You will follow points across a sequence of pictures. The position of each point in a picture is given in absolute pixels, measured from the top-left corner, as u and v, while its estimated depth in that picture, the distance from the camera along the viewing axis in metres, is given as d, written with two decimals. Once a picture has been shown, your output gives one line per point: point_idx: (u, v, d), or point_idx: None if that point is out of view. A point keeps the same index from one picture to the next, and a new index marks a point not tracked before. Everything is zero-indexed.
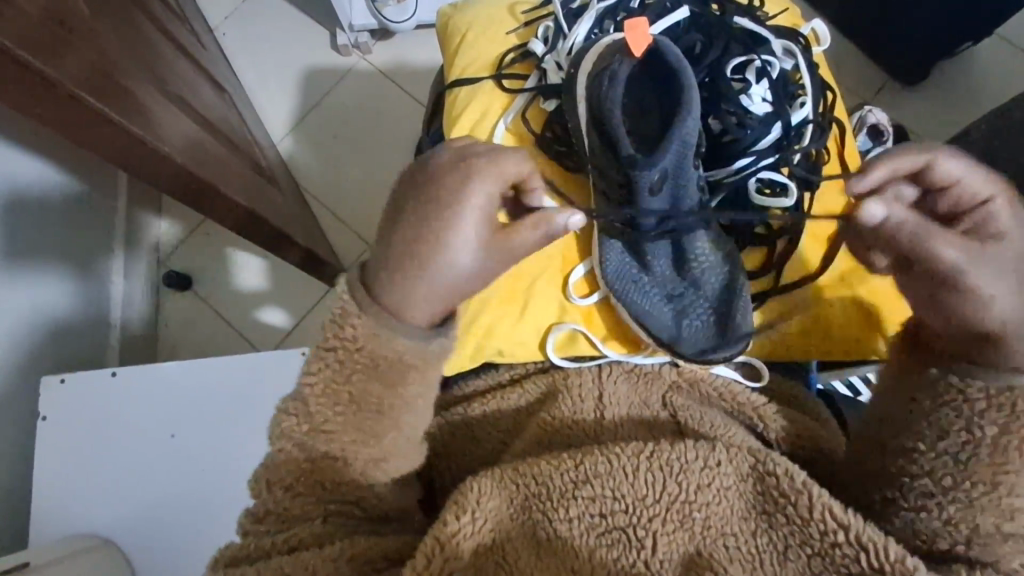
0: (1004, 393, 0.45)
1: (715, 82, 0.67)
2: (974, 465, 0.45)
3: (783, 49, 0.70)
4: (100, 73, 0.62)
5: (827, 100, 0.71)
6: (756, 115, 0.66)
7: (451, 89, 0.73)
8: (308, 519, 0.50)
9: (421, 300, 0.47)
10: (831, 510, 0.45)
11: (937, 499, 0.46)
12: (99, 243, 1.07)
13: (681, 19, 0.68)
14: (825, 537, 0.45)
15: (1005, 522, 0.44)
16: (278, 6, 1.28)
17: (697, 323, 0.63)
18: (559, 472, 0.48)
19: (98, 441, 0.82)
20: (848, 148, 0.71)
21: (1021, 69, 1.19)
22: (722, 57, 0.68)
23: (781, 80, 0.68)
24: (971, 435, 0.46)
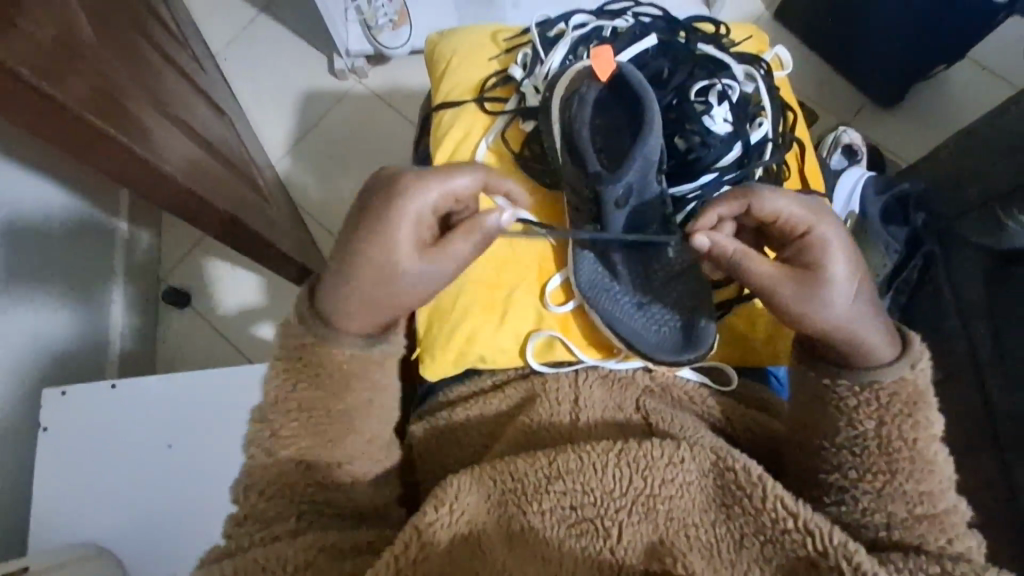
0: (870, 388, 0.55)
1: (681, 103, 0.70)
2: (868, 455, 0.54)
3: (744, 74, 0.74)
4: (107, 99, 0.66)
5: (788, 120, 0.76)
6: (719, 135, 0.70)
7: (436, 113, 0.77)
8: (289, 516, 0.54)
9: (349, 306, 0.55)
10: (782, 499, 0.48)
11: (852, 492, 0.55)
12: (101, 260, 1.11)
13: (650, 46, 0.73)
14: (776, 525, 0.48)
15: (917, 507, 0.52)
16: (277, 33, 1.33)
17: (664, 330, 0.65)
18: (533, 469, 0.51)
19: (96, 451, 0.84)
20: (808, 165, 0.76)
21: (992, 91, 1.24)
22: (688, 80, 0.72)
23: (742, 103, 0.71)
24: (858, 430, 0.55)
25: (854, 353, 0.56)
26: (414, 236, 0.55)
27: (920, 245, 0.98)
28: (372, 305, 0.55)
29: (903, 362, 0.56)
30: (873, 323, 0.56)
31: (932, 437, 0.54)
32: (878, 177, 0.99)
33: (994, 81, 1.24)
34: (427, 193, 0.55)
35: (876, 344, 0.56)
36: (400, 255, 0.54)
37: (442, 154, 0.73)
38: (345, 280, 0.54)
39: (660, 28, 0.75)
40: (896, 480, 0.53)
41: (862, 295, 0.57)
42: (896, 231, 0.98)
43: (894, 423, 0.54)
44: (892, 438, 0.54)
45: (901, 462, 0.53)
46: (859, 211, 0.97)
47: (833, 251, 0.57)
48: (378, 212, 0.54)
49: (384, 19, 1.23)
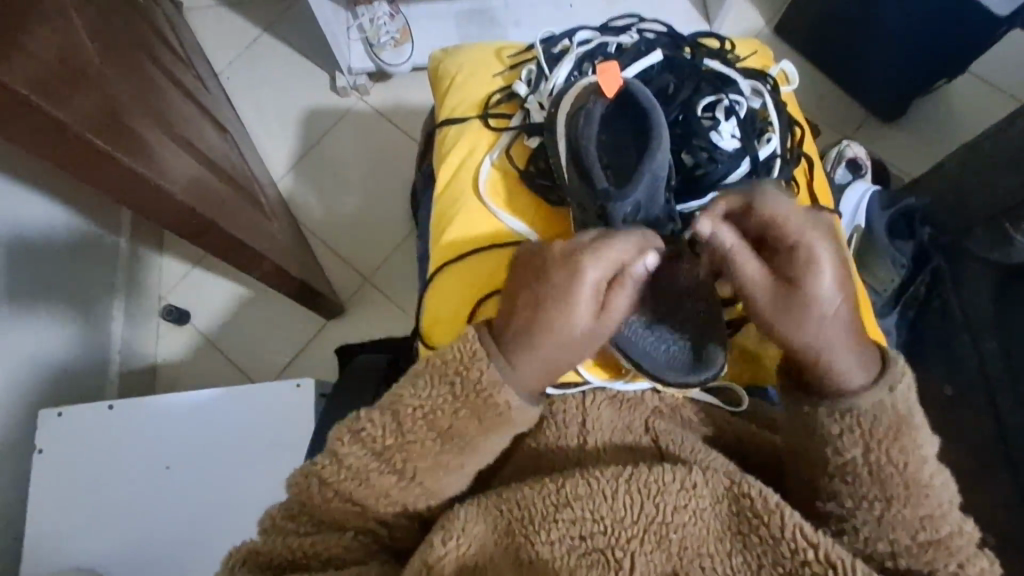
0: (851, 415, 0.54)
1: (688, 119, 0.70)
2: (862, 483, 0.53)
3: (751, 89, 0.73)
4: (111, 118, 0.66)
5: (795, 135, 0.75)
6: (726, 151, 0.69)
7: (441, 129, 0.77)
8: (335, 531, 0.55)
9: (533, 359, 0.56)
10: (801, 528, 0.47)
11: (851, 520, 0.54)
12: (102, 278, 1.10)
13: (655, 62, 0.72)
14: (795, 555, 0.47)
15: (919, 534, 0.51)
16: (280, 51, 1.33)
17: (675, 350, 0.63)
18: (540, 496, 0.50)
19: (93, 474, 0.83)
20: (816, 179, 0.75)
21: (993, 104, 1.24)
22: (694, 96, 0.71)
23: (749, 118, 0.71)
24: (845, 458, 0.54)
25: (822, 376, 0.55)
26: (586, 297, 0.56)
27: (928, 260, 0.97)
28: (547, 361, 0.56)
29: (882, 385, 0.54)
30: (850, 350, 0.55)
31: (921, 459, 0.53)
32: (883, 194, 0.97)
33: (996, 95, 1.24)
34: (589, 268, 0.56)
35: (850, 369, 0.54)
36: (578, 321, 0.56)
37: (448, 171, 0.73)
38: (526, 340, 0.56)
39: (664, 44, 0.75)
40: (895, 508, 0.52)
41: (842, 319, 0.55)
42: (902, 247, 0.96)
43: (881, 448, 0.53)
44: (881, 463, 0.53)
45: (897, 488, 0.52)
46: (866, 226, 0.95)
47: (816, 271, 0.55)
48: (546, 274, 0.57)
49: (386, 37, 1.23)
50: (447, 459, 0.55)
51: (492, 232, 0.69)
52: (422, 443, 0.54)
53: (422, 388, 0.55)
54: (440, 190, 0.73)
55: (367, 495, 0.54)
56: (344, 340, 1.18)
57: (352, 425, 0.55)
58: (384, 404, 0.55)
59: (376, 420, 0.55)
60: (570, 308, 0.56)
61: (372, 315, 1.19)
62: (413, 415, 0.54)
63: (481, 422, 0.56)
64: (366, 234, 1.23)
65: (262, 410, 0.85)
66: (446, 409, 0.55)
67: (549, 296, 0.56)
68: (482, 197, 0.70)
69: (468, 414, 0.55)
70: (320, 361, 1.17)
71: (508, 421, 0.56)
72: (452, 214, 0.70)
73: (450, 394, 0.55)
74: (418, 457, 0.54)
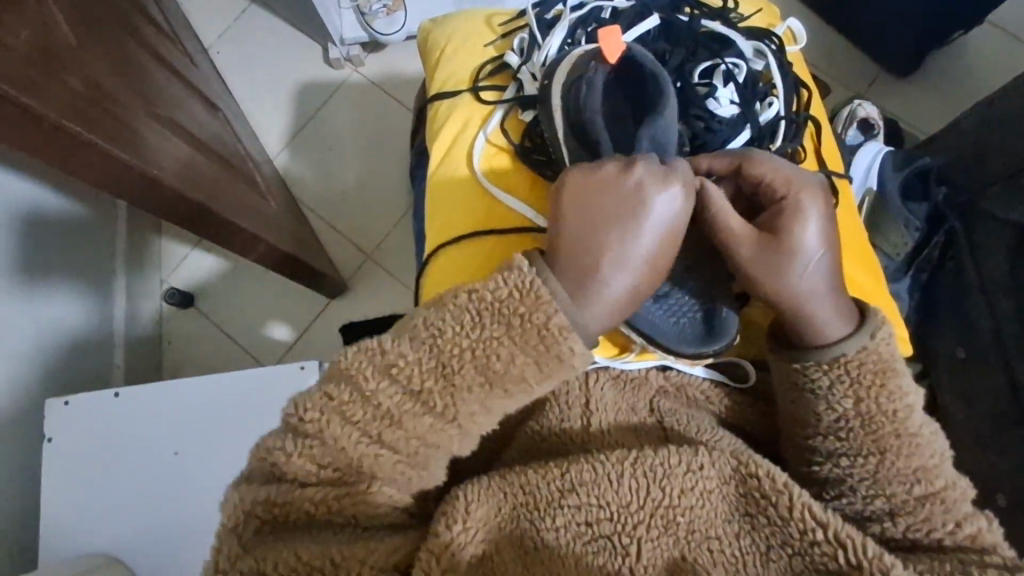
0: (836, 363, 0.53)
1: (684, 86, 0.67)
2: (856, 438, 0.53)
3: (754, 50, 0.70)
4: (90, 104, 0.64)
5: (801, 98, 0.72)
6: (724, 118, 0.66)
7: (433, 104, 0.74)
8: (361, 482, 0.51)
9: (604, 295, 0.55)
10: (810, 508, 0.47)
11: (848, 480, 0.53)
12: (99, 263, 1.09)
13: (651, 27, 0.70)
14: (804, 536, 0.46)
15: (915, 487, 0.51)
16: (270, 23, 1.29)
17: (685, 320, 0.61)
18: (544, 481, 0.49)
19: (99, 461, 0.83)
20: (824, 143, 0.72)
21: (1012, 54, 1.18)
22: (688, 62, 0.68)
23: (750, 82, 0.68)
24: (837, 412, 0.53)
25: (802, 320, 0.55)
26: (660, 223, 0.56)
27: (942, 222, 0.94)
28: (623, 292, 0.55)
29: (863, 332, 0.54)
30: (831, 298, 0.55)
31: (909, 407, 0.53)
32: (896, 153, 0.95)
33: (1016, 44, 1.19)
34: (664, 198, 0.56)
35: (827, 322, 0.54)
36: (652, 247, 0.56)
37: (440, 148, 0.71)
38: (600, 273, 0.55)
39: (662, 6, 0.71)
40: (890, 462, 0.52)
41: (825, 269, 0.56)
42: (916, 208, 0.94)
43: (871, 398, 0.52)
44: (873, 413, 0.52)
45: (889, 440, 0.52)
46: (878, 187, 0.94)
47: (808, 219, 0.56)
48: (607, 204, 0.56)
49: (378, 4, 1.19)
50: (498, 403, 0.54)
51: (484, 211, 0.66)
52: (471, 386, 0.53)
53: (473, 327, 0.53)
54: (433, 171, 0.70)
55: (398, 438, 0.52)
56: (348, 318, 1.17)
57: (381, 357, 0.53)
58: (421, 339, 0.53)
59: (411, 356, 0.52)
60: (641, 234, 0.55)
61: (373, 291, 1.18)
62: (467, 355, 0.53)
63: (540, 368, 0.53)
64: (366, 211, 1.21)
65: (265, 393, 0.85)
66: (501, 353, 0.53)
67: (616, 227, 0.56)
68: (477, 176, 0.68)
69: (528, 360, 0.53)
70: (324, 339, 1.17)
71: (568, 366, 0.54)
72: (449, 190, 0.68)
73: (505, 332, 0.53)
74: (465, 401, 0.53)
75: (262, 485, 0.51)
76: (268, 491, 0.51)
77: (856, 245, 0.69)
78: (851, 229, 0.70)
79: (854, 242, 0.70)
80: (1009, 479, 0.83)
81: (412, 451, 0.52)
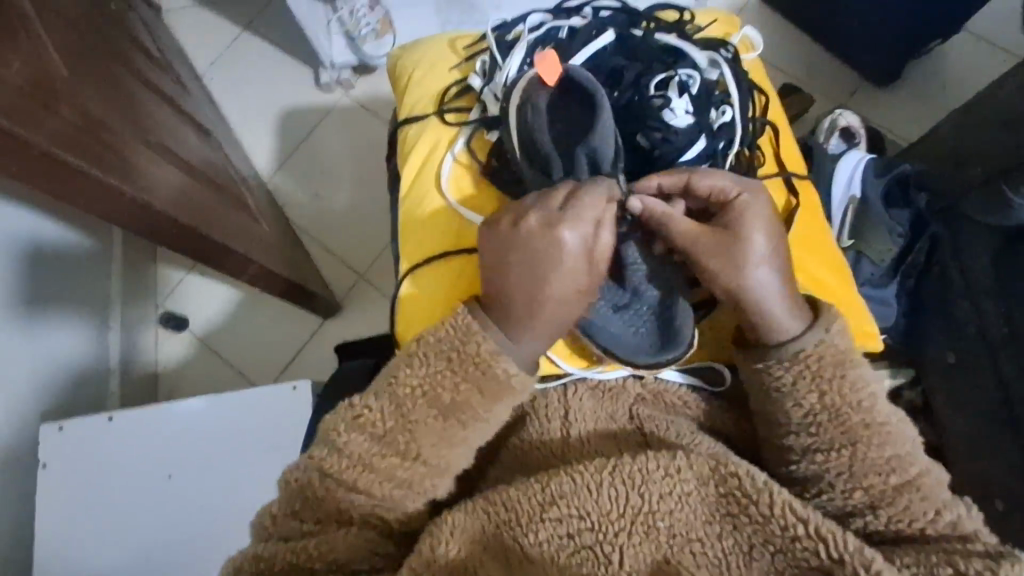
0: (796, 358, 0.55)
1: (640, 100, 0.68)
2: (825, 431, 0.54)
3: (708, 61, 0.71)
4: (81, 133, 0.65)
5: (758, 103, 0.75)
6: (680, 129, 0.67)
7: (403, 128, 0.76)
8: (340, 527, 0.54)
9: (532, 330, 0.56)
10: (791, 505, 0.47)
11: (825, 477, 0.54)
12: (95, 289, 1.10)
13: (607, 42, 0.71)
14: (786, 533, 0.47)
15: (891, 477, 0.52)
16: (261, 49, 1.32)
17: (642, 330, 0.62)
18: (526, 496, 0.50)
19: (94, 487, 0.83)
20: (784, 147, 0.75)
21: (991, 61, 1.20)
22: (644, 75, 0.69)
23: (704, 92, 0.69)
24: (803, 408, 0.54)
25: (758, 320, 0.56)
26: (574, 257, 0.56)
27: (924, 228, 0.95)
28: (547, 323, 0.57)
29: (817, 327, 0.56)
30: (784, 297, 0.56)
31: (873, 396, 0.54)
32: (878, 160, 0.97)
33: (994, 51, 1.21)
34: (569, 233, 0.56)
35: (784, 318, 0.56)
36: (568, 278, 0.56)
37: (410, 170, 0.72)
38: (527, 312, 0.56)
39: (618, 22, 0.73)
40: (861, 452, 0.53)
41: (777, 268, 0.57)
42: (898, 214, 0.96)
43: (835, 390, 0.54)
44: (839, 405, 0.54)
45: (858, 431, 0.53)
46: (861, 196, 0.95)
47: (751, 223, 0.57)
48: (517, 245, 0.57)
49: (367, 28, 1.21)
50: (457, 434, 0.56)
51: (456, 230, 0.68)
52: (424, 421, 0.55)
53: (419, 366, 0.56)
54: (405, 193, 0.72)
55: (372, 481, 0.53)
56: (344, 337, 1.18)
57: (351, 413, 0.55)
58: (381, 389, 0.56)
59: (373, 406, 0.55)
60: (558, 270, 0.56)
61: (369, 309, 1.19)
62: (413, 396, 0.55)
63: (483, 394, 0.56)
64: (357, 228, 1.23)
65: (260, 414, 0.85)
66: (447, 384, 0.55)
67: (529, 266, 0.56)
68: (446, 198, 0.69)
69: (470, 387, 0.55)
70: (320, 359, 1.17)
71: (510, 390, 0.56)
72: (418, 213, 0.70)
73: (448, 368, 0.55)
74: (423, 436, 0.55)
75: (255, 544, 0.55)
76: (260, 542, 0.54)
77: (818, 240, 0.71)
78: (820, 229, 0.72)
79: (817, 239, 0.71)
80: (1002, 482, 0.83)
81: (387, 494, 0.54)
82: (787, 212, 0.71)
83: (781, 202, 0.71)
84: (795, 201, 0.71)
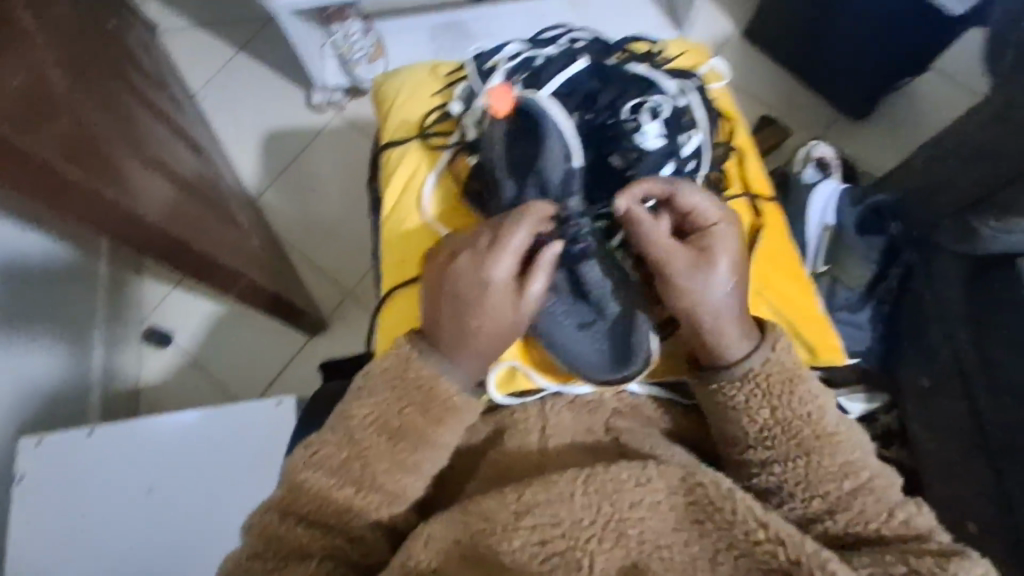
0: (747, 377, 0.57)
1: (614, 123, 0.70)
2: (781, 444, 0.56)
3: (678, 88, 0.73)
4: (76, 146, 0.66)
5: (723, 130, 0.78)
6: (652, 151, 0.68)
7: (385, 151, 0.78)
8: (302, 562, 0.53)
9: (474, 357, 0.58)
10: (753, 509, 0.49)
11: (784, 487, 0.56)
12: (80, 303, 1.09)
13: (580, 69, 0.72)
14: (749, 536, 0.48)
15: (845, 482, 0.54)
16: (255, 70, 1.34)
17: (603, 348, 0.63)
18: (502, 505, 0.50)
19: (70, 504, 0.82)
20: (752, 172, 0.77)
21: (959, 99, 1.26)
22: (620, 99, 0.71)
23: (674, 117, 0.70)
24: (758, 422, 0.57)
25: (713, 338, 0.58)
26: (500, 295, 0.57)
27: (897, 255, 0.99)
28: (484, 356, 0.58)
29: (765, 344, 0.58)
30: (735, 318, 0.58)
31: (821, 408, 0.57)
32: (851, 190, 1.01)
33: (961, 89, 1.26)
34: (494, 273, 0.57)
35: (735, 340, 0.58)
36: (499, 313, 0.57)
37: (392, 193, 0.74)
38: (462, 347, 0.57)
39: (593, 51, 0.75)
40: (813, 461, 0.55)
41: (740, 291, 0.59)
42: (874, 241, 0.98)
43: (785, 404, 0.57)
44: (787, 419, 0.56)
45: (810, 441, 0.56)
46: (835, 223, 0.99)
47: (731, 245, 0.59)
48: (447, 290, 0.58)
49: (360, 52, 1.24)
50: (407, 457, 0.57)
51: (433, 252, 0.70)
52: (375, 447, 0.56)
53: (366, 397, 0.57)
54: (388, 211, 0.74)
55: (329, 513, 0.55)
56: (331, 354, 1.18)
57: (308, 450, 0.56)
58: (331, 423, 0.57)
59: (329, 442, 0.56)
60: (486, 309, 0.57)
61: (354, 327, 1.19)
62: (365, 424, 0.56)
63: (428, 413, 0.57)
64: (342, 244, 1.24)
65: (242, 429, 0.85)
66: (392, 407, 0.57)
67: (458, 308, 0.57)
68: (427, 217, 0.71)
69: (415, 408, 0.57)
70: (305, 376, 1.17)
71: (453, 410, 0.58)
72: (398, 233, 0.72)
73: (394, 394, 0.57)
74: (376, 459, 0.56)
75: None
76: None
77: (785, 259, 0.73)
78: (788, 251, 0.74)
79: (784, 258, 0.73)
80: (974, 505, 0.85)
81: (344, 524, 0.55)
82: (753, 231, 0.73)
83: (747, 221, 0.74)
84: (761, 222, 0.74)
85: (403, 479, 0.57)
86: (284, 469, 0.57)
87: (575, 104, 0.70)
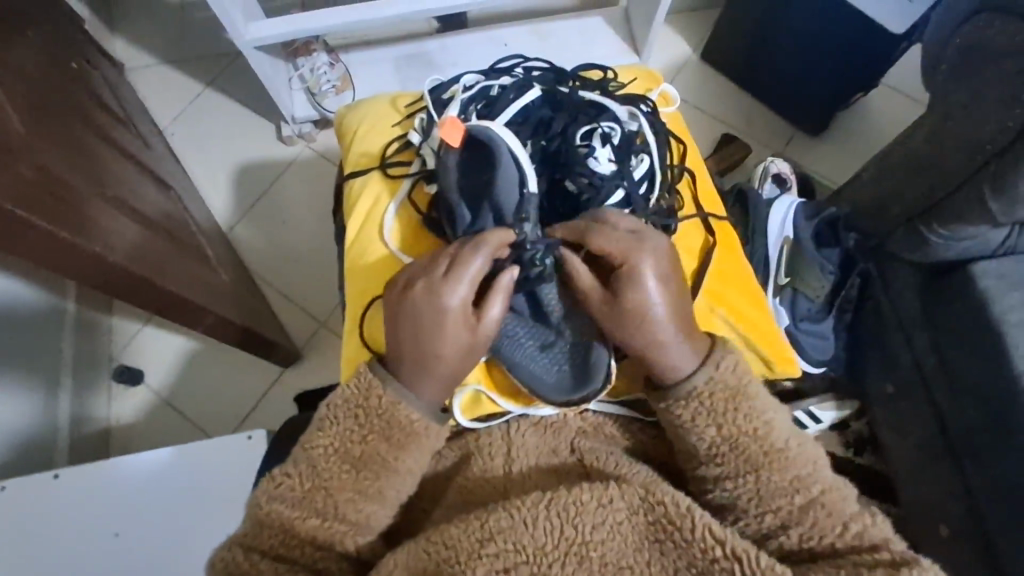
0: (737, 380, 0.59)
1: (567, 149, 0.72)
2: (730, 461, 0.57)
3: (629, 114, 0.76)
4: (38, 189, 0.67)
5: (675, 151, 0.81)
6: (604, 175, 0.71)
7: (348, 181, 0.79)
8: None
9: (436, 383, 0.59)
10: (711, 527, 0.50)
11: (738, 502, 0.57)
12: (49, 344, 1.08)
13: (533, 98, 0.74)
14: (705, 554, 0.50)
15: (796, 497, 0.56)
16: (223, 105, 1.35)
17: (563, 368, 0.64)
18: (466, 533, 0.51)
19: (34, 550, 0.80)
20: (702, 189, 0.80)
21: (908, 114, 1.31)
22: (570, 126, 0.73)
23: (625, 141, 0.74)
24: (706, 441, 0.58)
25: (655, 363, 0.59)
26: (455, 322, 0.58)
27: (853, 266, 1.01)
28: (446, 382, 0.59)
29: None
30: (670, 339, 0.59)
31: None
32: (807, 205, 1.05)
33: (909, 104, 1.32)
34: (449, 300, 0.58)
35: (675, 361, 0.59)
36: (453, 340, 0.58)
37: (355, 222, 0.75)
38: (420, 373, 0.58)
39: (547, 79, 0.78)
40: (766, 478, 0.56)
41: (663, 314, 0.59)
42: (830, 254, 1.02)
43: (729, 422, 0.58)
44: (736, 437, 0.57)
45: (759, 458, 0.57)
46: (793, 235, 1.02)
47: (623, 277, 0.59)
48: (404, 319, 0.58)
49: (327, 85, 1.25)
50: (371, 487, 0.57)
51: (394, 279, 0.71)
52: (337, 477, 0.56)
53: (329, 426, 0.58)
54: (351, 240, 0.74)
55: (295, 546, 0.55)
56: (304, 386, 1.18)
57: (272, 484, 0.57)
58: (295, 456, 0.58)
59: (292, 473, 0.57)
60: (443, 336, 0.57)
61: (327, 358, 1.19)
62: (326, 455, 0.57)
63: (390, 441, 0.57)
64: (313, 274, 1.24)
65: (213, 466, 0.85)
66: (354, 436, 0.57)
67: (415, 335, 0.58)
68: (388, 245, 0.72)
69: (377, 437, 0.57)
70: (278, 410, 1.17)
71: (415, 436, 0.58)
72: (360, 262, 0.73)
73: (356, 424, 0.58)
74: (338, 490, 0.56)
75: None
76: None
77: (736, 274, 0.75)
78: (738, 264, 0.76)
79: (736, 272, 0.75)
80: (944, 508, 0.86)
81: (310, 558, 0.55)
82: (705, 248, 0.75)
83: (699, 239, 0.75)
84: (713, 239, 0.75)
85: (369, 509, 0.57)
86: (249, 504, 0.57)
87: (529, 132, 0.73)
